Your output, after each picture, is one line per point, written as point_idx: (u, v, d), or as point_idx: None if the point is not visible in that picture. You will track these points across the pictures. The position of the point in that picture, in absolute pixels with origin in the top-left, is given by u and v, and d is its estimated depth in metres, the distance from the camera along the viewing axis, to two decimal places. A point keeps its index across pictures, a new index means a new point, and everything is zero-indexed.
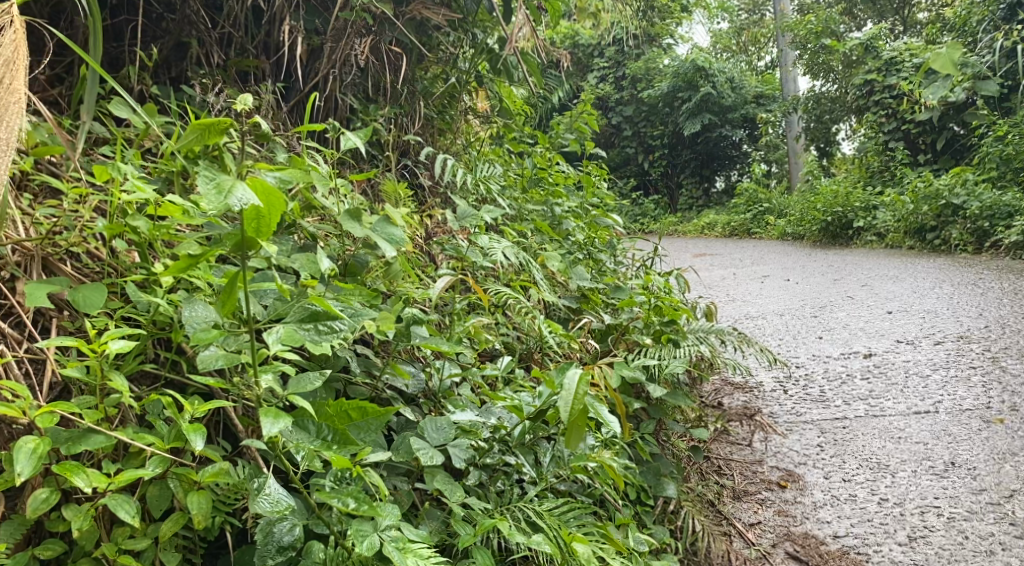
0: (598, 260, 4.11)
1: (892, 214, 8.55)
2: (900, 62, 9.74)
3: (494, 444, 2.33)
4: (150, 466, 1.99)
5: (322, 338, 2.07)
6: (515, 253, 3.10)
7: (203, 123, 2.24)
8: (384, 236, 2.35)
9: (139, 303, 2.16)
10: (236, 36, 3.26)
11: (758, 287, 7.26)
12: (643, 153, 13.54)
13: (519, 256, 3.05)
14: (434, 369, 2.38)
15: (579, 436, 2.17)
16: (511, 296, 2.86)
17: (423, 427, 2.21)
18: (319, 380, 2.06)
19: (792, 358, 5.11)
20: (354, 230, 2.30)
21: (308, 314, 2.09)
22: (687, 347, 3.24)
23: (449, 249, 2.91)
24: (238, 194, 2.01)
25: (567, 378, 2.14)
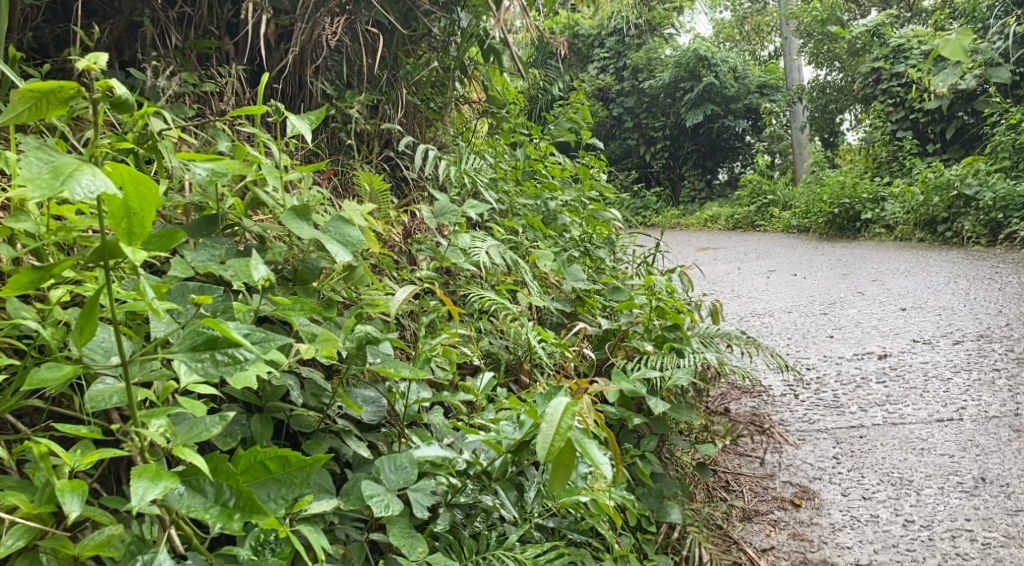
0: (596, 258, 3.83)
1: (902, 206, 8.25)
2: (908, 49, 9.44)
3: (468, 481, 2.05)
4: (11, 537, 1.70)
5: (220, 371, 1.70)
6: (502, 252, 2.81)
7: (40, 89, 1.75)
8: (336, 236, 2.05)
9: (22, 325, 1.89)
10: (195, 15, 3.00)
11: (763, 283, 6.96)
12: (644, 145, 13.22)
13: (505, 256, 2.76)
14: (399, 394, 2.09)
15: (563, 477, 1.90)
16: (496, 301, 2.58)
17: (380, 468, 1.91)
18: (219, 426, 1.78)
19: (802, 360, 4.82)
20: (299, 230, 2.01)
21: (202, 340, 1.71)
22: (692, 356, 2.95)
23: (427, 249, 2.62)
24: (85, 180, 1.65)
25: (553, 405, 1.88)
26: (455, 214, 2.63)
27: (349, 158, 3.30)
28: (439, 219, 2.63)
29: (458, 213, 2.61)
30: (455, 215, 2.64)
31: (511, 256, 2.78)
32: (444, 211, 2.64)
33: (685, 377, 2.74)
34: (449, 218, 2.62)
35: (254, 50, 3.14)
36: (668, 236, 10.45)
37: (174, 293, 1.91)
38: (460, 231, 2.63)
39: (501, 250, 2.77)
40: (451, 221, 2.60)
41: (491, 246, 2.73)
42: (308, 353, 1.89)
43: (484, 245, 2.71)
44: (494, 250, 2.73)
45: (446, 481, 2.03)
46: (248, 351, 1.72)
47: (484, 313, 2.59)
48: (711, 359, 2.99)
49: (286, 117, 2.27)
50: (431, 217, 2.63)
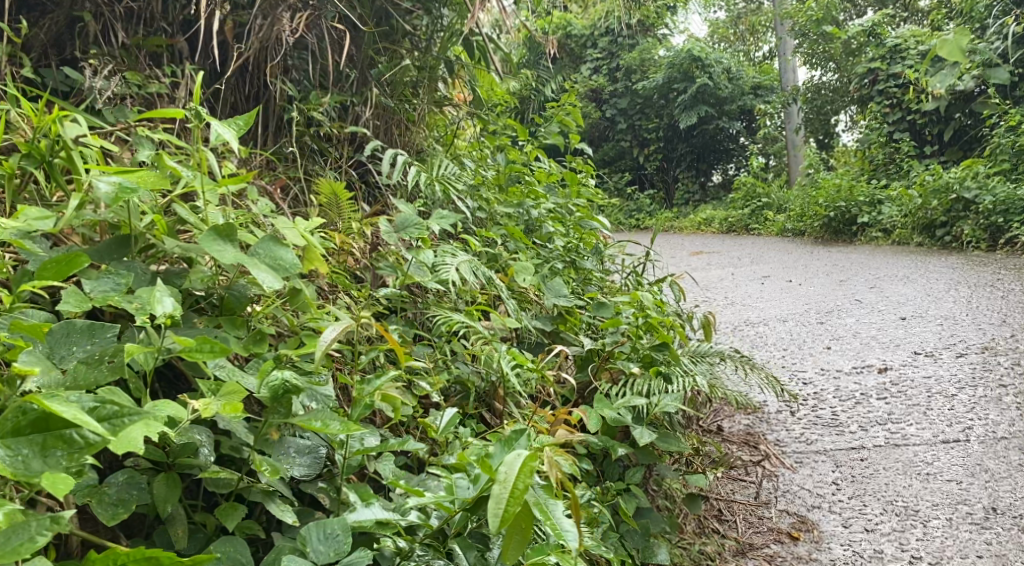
0: (581, 269, 3.62)
1: (899, 209, 8.04)
2: (905, 49, 9.22)
3: (417, 545, 1.84)
4: None
5: (48, 459, 1.58)
6: (475, 268, 2.59)
7: None
8: (265, 263, 1.89)
9: None
10: (145, 10, 2.82)
11: (758, 290, 6.75)
12: (638, 147, 13.01)
13: (477, 271, 2.53)
14: (336, 444, 1.90)
15: (518, 546, 1.76)
16: (465, 322, 2.36)
17: (307, 538, 1.73)
18: (45, 534, 1.57)
19: (798, 373, 4.60)
20: (222, 252, 1.85)
21: (30, 420, 1.60)
22: (681, 380, 2.73)
23: (388, 265, 2.41)
24: None
25: (508, 462, 1.70)
26: (421, 226, 2.39)
27: (314, 164, 3.10)
28: (403, 232, 2.39)
29: (425, 226, 2.37)
30: (421, 227, 2.40)
31: (484, 271, 2.55)
32: (410, 222, 2.40)
33: (677, 405, 2.51)
34: (415, 232, 2.38)
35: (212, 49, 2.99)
36: (661, 239, 10.27)
37: (56, 336, 1.76)
38: (426, 245, 2.37)
39: (473, 265, 2.54)
40: (417, 234, 2.36)
41: (463, 261, 2.50)
42: (207, 410, 1.73)
43: (455, 260, 2.47)
44: (466, 265, 2.49)
45: (392, 544, 1.84)
46: (83, 434, 1.60)
47: (452, 334, 2.35)
48: (701, 383, 2.76)
49: (209, 120, 2.06)
50: (394, 228, 2.38)
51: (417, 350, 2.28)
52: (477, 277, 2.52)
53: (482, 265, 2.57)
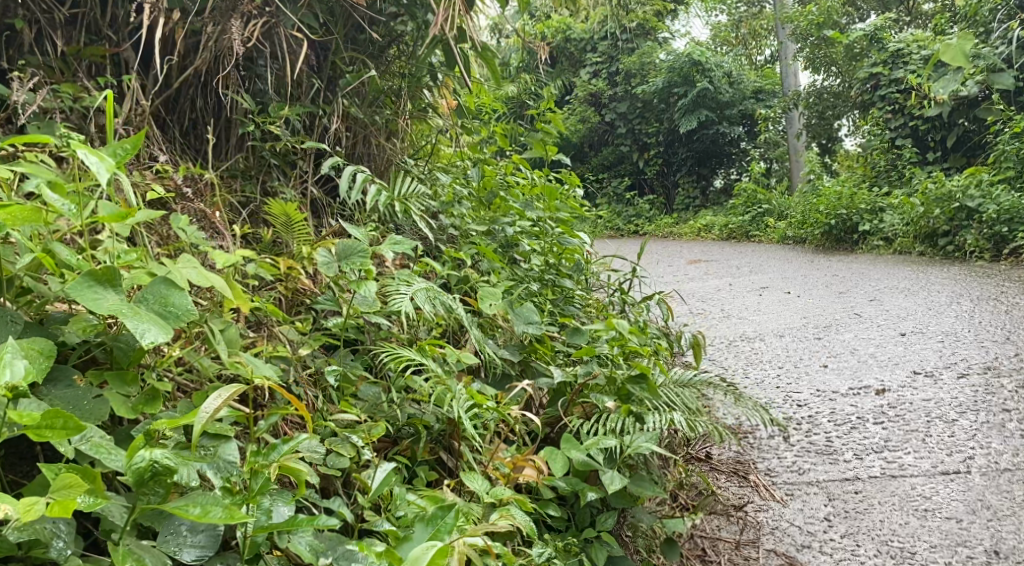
0: (560, 289, 3.49)
1: (900, 218, 7.84)
2: (907, 53, 9.00)
3: None
4: None
5: None
6: (432, 297, 2.42)
7: None
8: (150, 315, 1.80)
9: None
10: (89, 16, 2.73)
11: (755, 301, 6.55)
12: (637, 151, 12.79)
13: (432, 301, 2.38)
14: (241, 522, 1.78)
15: None
16: (416, 360, 2.19)
17: None
18: None
19: (793, 394, 4.39)
20: (98, 302, 1.78)
21: None
22: (657, 418, 2.55)
23: (331, 296, 2.28)
24: None
25: (416, 556, 1.73)
26: (366, 255, 2.28)
27: (272, 180, 2.98)
28: (347, 262, 2.27)
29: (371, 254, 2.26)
30: (367, 256, 2.28)
31: (442, 300, 2.40)
32: (356, 249, 2.28)
33: (650, 446, 2.33)
34: (360, 262, 2.26)
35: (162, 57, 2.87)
36: (659, 246, 10.06)
37: None
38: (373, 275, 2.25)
39: (428, 293, 2.39)
40: (361, 264, 2.24)
41: (418, 290, 2.36)
42: (29, 513, 1.61)
43: (409, 290, 2.33)
44: (421, 293, 2.36)
45: None
46: None
47: (400, 374, 2.19)
48: (681, 422, 2.57)
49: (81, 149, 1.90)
50: (339, 258, 2.26)
51: (363, 390, 2.16)
52: (433, 307, 2.37)
53: (439, 293, 2.41)
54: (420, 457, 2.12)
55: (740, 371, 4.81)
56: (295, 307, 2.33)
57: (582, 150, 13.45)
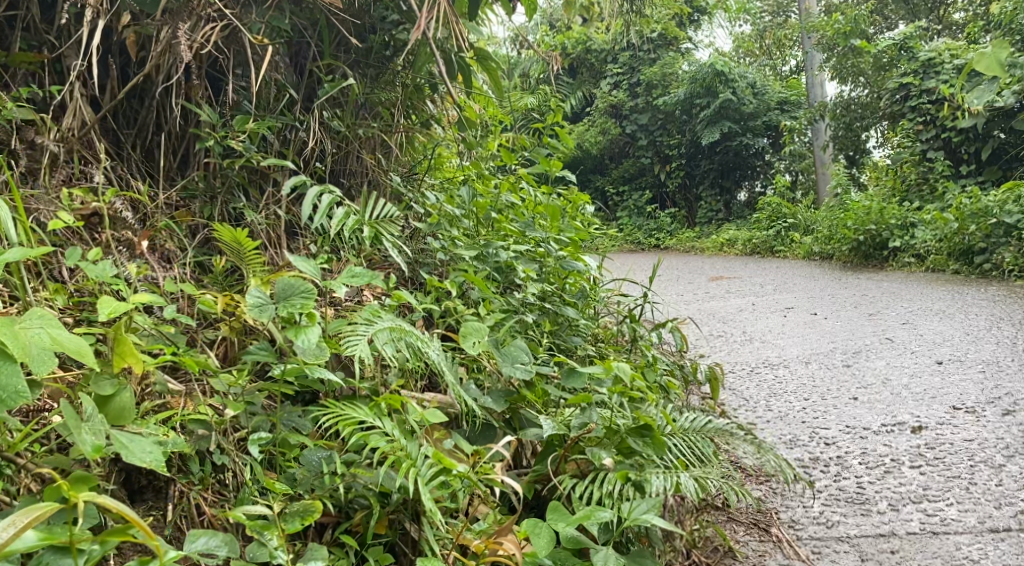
0: (558, 318, 3.23)
1: (933, 234, 7.43)
2: (939, 63, 8.57)
3: None
4: None
5: None
6: (391, 340, 2.12)
7: None
8: None
9: None
10: (25, 18, 2.52)
11: (778, 324, 6.17)
12: (659, 164, 12.41)
13: (394, 344, 2.12)
14: None
15: None
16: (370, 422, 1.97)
17: None
18: None
19: (820, 429, 4.00)
20: None
21: None
22: (662, 479, 2.23)
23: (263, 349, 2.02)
24: None
25: None
26: (309, 296, 2.02)
27: (235, 201, 2.69)
28: (288, 303, 2.00)
29: (313, 294, 2.00)
30: (311, 296, 2.02)
31: (406, 343, 2.14)
32: (298, 288, 2.02)
33: (651, 520, 2.01)
34: (302, 303, 2.00)
35: (112, 66, 2.65)
36: (680, 261, 9.73)
37: None
38: (315, 319, 2.00)
39: (391, 335, 2.13)
40: (302, 308, 1.99)
41: (376, 331, 2.11)
42: None
43: (365, 331, 2.09)
44: (381, 334, 2.11)
45: None
46: None
47: (349, 433, 1.93)
48: (690, 483, 2.25)
49: None
50: (277, 299, 2.01)
51: (305, 455, 1.94)
52: (396, 351, 2.11)
53: (404, 333, 2.16)
54: (369, 536, 1.87)
55: (763, 403, 4.42)
56: (237, 349, 2.11)
57: (603, 162, 13.13)
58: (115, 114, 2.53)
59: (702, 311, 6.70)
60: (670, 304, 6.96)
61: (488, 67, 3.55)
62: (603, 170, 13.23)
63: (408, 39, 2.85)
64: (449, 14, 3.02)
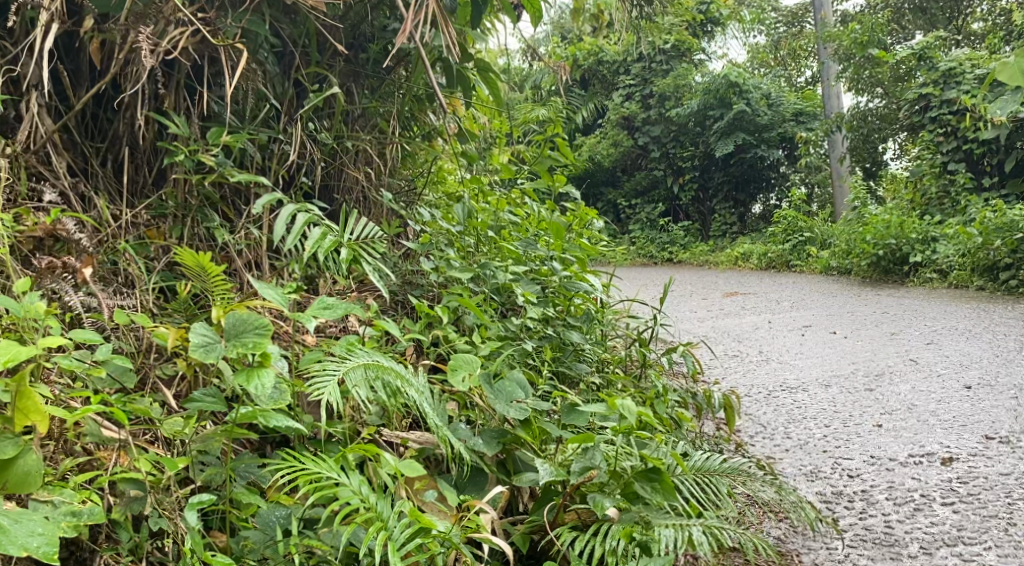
0: (562, 344, 3.04)
1: (956, 248, 7.16)
2: (960, 73, 8.23)
3: None
4: None
5: None
6: (358, 379, 1.88)
7: None
8: None
9: None
10: None
11: (796, 343, 5.92)
12: (672, 176, 12.16)
13: (368, 386, 1.88)
14: None
15: None
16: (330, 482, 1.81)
17: None
18: None
19: (843, 459, 3.75)
20: None
21: None
22: (670, 534, 2.03)
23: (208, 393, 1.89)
24: None
25: None
26: (263, 332, 1.83)
27: (207, 222, 2.47)
28: (240, 342, 1.82)
29: (268, 332, 1.81)
30: (265, 332, 1.84)
31: (382, 385, 1.90)
32: (252, 324, 1.83)
33: None
34: (256, 342, 1.81)
35: (75, 73, 2.43)
36: (693, 276, 9.49)
37: None
38: (270, 359, 1.81)
39: (366, 376, 1.89)
40: (256, 347, 1.80)
41: (347, 371, 1.88)
42: None
43: (333, 373, 1.87)
44: (353, 376, 1.87)
45: None
46: None
47: (307, 493, 1.78)
48: (701, 537, 2.05)
49: None
50: (228, 337, 1.82)
51: (262, 516, 1.81)
52: (370, 394, 1.88)
53: (381, 372, 1.92)
54: None
55: (781, 430, 4.16)
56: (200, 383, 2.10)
57: (616, 174, 12.89)
58: (71, 127, 2.32)
59: (716, 329, 6.46)
60: (682, 322, 6.72)
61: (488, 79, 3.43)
62: (615, 183, 13.00)
63: (393, 43, 2.65)
64: (438, 16, 2.82)
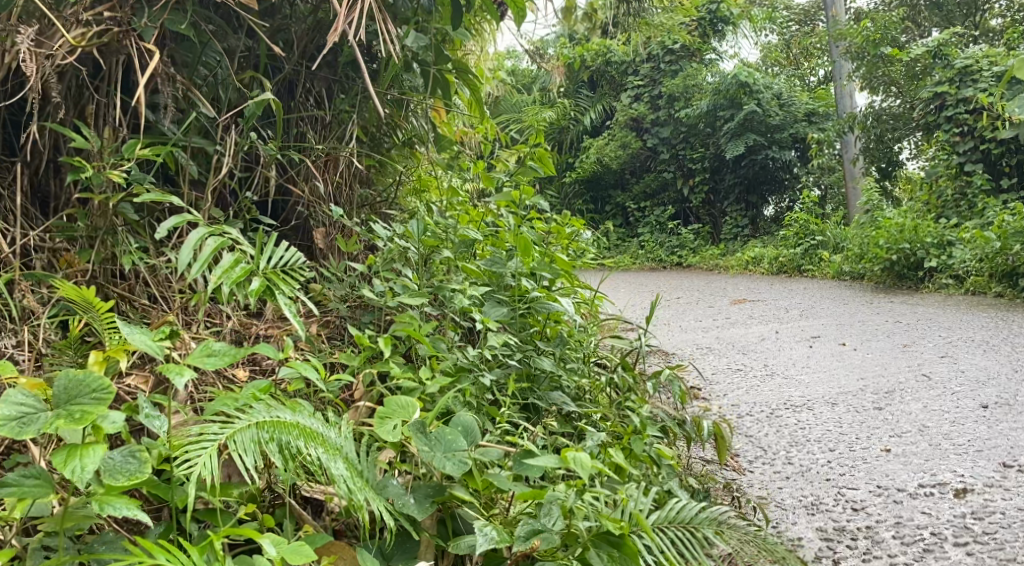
0: (535, 368, 2.83)
1: (974, 252, 6.81)
2: (977, 70, 7.86)
3: None
4: None
5: None
6: (248, 445, 1.70)
7: None
8: None
9: None
10: None
11: (802, 355, 5.57)
12: (682, 178, 11.80)
13: (257, 451, 1.69)
14: None
15: None
16: None
17: None
18: None
19: (848, 483, 3.38)
20: None
21: None
22: None
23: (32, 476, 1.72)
24: None
25: None
26: (99, 396, 1.75)
27: (118, 247, 2.26)
28: (69, 411, 1.73)
29: (102, 399, 1.73)
30: (102, 397, 1.75)
31: (275, 449, 1.71)
32: (87, 387, 1.76)
33: None
34: (86, 410, 1.73)
35: None
36: (701, 281, 9.15)
37: None
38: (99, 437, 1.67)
39: (256, 439, 1.71)
40: (81, 419, 1.71)
41: (233, 434, 1.70)
42: None
43: (214, 439, 1.70)
44: (238, 441, 1.69)
45: None
46: None
47: None
48: None
49: None
50: (55, 405, 1.74)
51: None
52: (260, 459, 1.70)
53: (277, 432, 1.73)
54: None
55: (781, 446, 3.78)
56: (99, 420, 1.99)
57: (624, 177, 12.55)
58: None
59: (720, 340, 6.12)
60: (683, 332, 6.38)
61: (468, 80, 3.28)
62: (624, 186, 12.65)
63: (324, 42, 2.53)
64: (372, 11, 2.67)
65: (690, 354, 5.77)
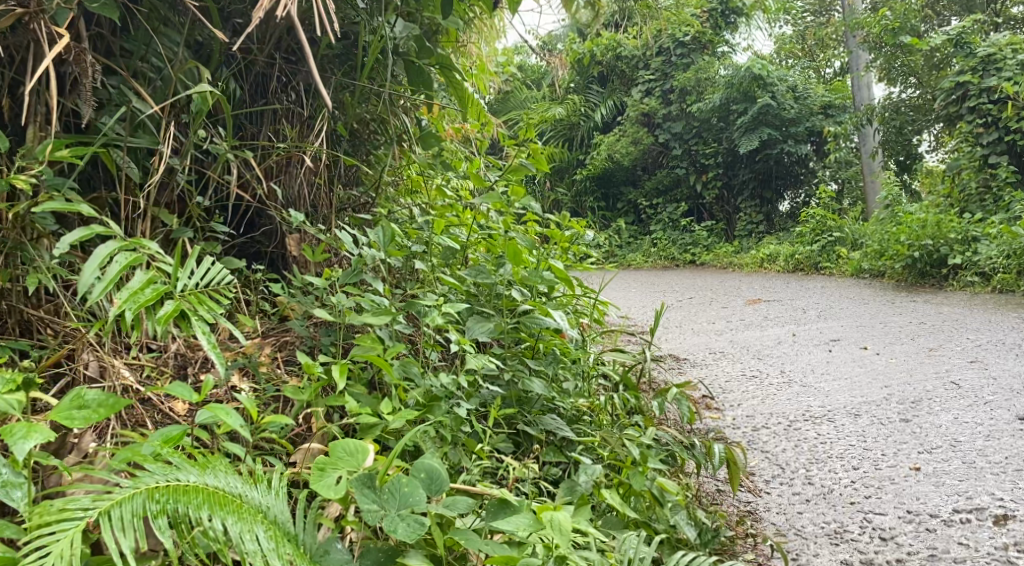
0: (525, 390, 2.53)
1: (1000, 249, 6.44)
2: (1001, 58, 7.47)
3: None
4: None
5: None
6: (130, 519, 1.54)
7: None
8: None
9: None
10: None
11: (821, 360, 5.22)
12: (694, 174, 11.42)
13: (139, 526, 1.54)
14: None
15: None
16: None
17: None
18: None
19: (874, 504, 3.03)
20: None
21: None
22: None
23: None
24: None
25: None
26: None
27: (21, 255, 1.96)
28: None
29: None
30: None
31: (164, 523, 1.55)
32: None
33: None
34: None
35: None
36: (713, 281, 8.79)
37: None
38: None
39: (140, 512, 1.55)
40: None
41: (110, 508, 1.55)
42: None
43: (81, 516, 1.54)
44: (116, 515, 1.54)
45: None
46: None
47: None
48: None
49: None
50: None
51: None
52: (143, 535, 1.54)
53: (170, 502, 1.57)
54: None
55: (799, 460, 3.45)
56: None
57: (636, 173, 12.19)
58: None
59: (733, 344, 5.78)
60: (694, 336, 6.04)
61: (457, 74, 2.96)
62: (635, 183, 12.28)
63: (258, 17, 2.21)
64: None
65: (701, 359, 5.44)
